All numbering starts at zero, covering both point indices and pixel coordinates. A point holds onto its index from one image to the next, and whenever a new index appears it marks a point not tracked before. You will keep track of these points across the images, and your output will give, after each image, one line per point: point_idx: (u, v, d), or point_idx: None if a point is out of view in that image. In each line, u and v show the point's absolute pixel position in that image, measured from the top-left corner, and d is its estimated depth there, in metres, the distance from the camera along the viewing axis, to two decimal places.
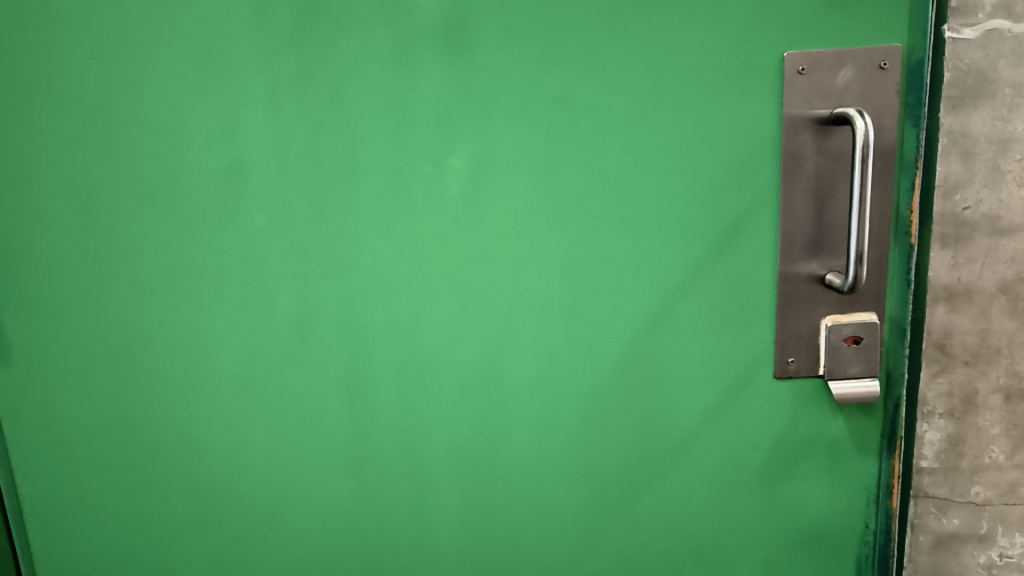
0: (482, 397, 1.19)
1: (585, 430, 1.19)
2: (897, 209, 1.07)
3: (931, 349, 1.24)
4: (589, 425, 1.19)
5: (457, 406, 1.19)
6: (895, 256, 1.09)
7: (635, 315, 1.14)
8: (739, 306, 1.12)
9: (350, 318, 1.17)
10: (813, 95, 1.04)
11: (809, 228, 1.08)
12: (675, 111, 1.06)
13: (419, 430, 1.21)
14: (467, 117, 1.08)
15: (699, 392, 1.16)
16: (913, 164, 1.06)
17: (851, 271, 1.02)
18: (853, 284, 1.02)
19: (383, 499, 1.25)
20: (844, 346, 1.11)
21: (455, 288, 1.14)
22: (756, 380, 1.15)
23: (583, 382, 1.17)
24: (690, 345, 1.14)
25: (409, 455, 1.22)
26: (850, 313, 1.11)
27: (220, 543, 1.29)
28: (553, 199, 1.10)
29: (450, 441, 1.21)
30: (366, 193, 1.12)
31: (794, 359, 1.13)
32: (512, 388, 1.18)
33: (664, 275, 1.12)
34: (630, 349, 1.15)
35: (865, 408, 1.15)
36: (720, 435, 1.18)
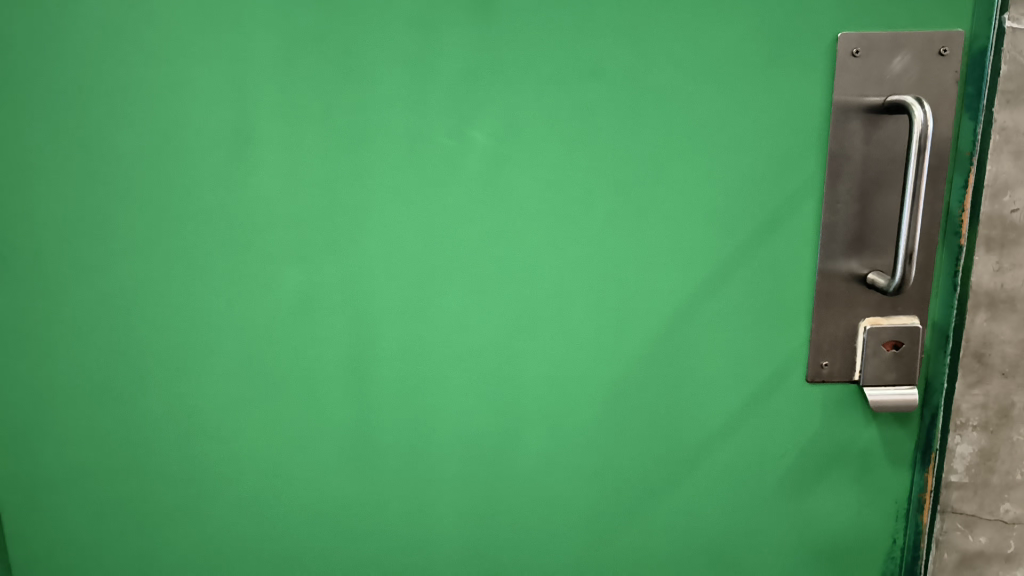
0: (496, 389, 1.12)
1: (604, 428, 1.12)
2: (947, 207, 1.01)
3: (967, 358, 1.18)
4: (607, 424, 1.12)
5: (469, 397, 1.12)
6: (941, 256, 1.03)
7: (662, 309, 1.07)
8: (774, 304, 1.06)
9: (360, 299, 1.09)
10: (865, 81, 0.97)
11: (853, 223, 1.02)
12: (717, 91, 0.99)
13: (427, 421, 1.14)
14: (494, 89, 1.01)
15: (726, 393, 1.10)
16: (968, 159, 1.00)
17: (898, 270, 0.96)
18: (899, 285, 0.96)
19: (386, 493, 1.18)
20: (882, 351, 1.05)
21: (473, 271, 1.07)
22: (786, 383, 1.09)
23: (603, 378, 1.10)
24: (719, 343, 1.08)
25: (416, 446, 1.15)
26: (890, 316, 1.05)
27: (211, 533, 1.22)
28: (582, 182, 1.03)
29: (460, 434, 1.14)
30: (383, 165, 1.04)
31: (829, 362, 1.07)
32: (527, 381, 1.11)
33: (696, 267, 1.05)
34: (656, 345, 1.08)
35: (900, 418, 1.08)
36: (746, 439, 1.11)
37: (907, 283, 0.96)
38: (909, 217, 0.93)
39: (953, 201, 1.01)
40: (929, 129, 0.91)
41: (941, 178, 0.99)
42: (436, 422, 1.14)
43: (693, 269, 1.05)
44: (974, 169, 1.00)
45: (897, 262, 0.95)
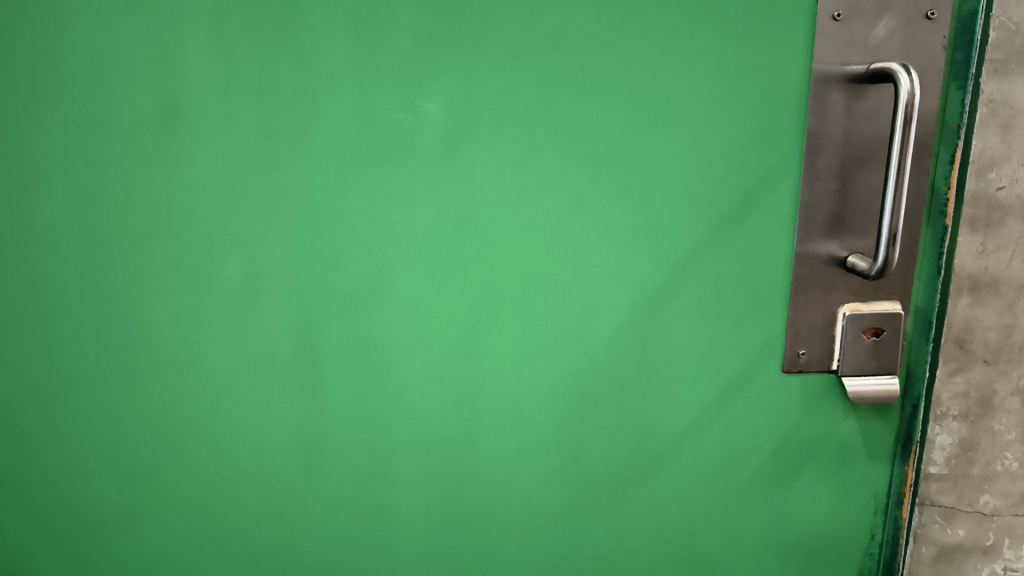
0: (451, 382, 1.03)
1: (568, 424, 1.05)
2: (932, 185, 0.94)
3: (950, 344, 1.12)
4: (573, 418, 1.04)
5: (422, 392, 1.04)
6: (925, 237, 0.96)
7: (630, 296, 0.99)
8: (749, 289, 0.99)
9: (301, 286, 1.00)
10: (847, 47, 0.90)
11: (833, 203, 0.94)
12: (689, 58, 0.91)
13: (378, 418, 1.05)
14: (446, 54, 0.92)
15: (697, 385, 1.03)
16: (955, 132, 0.93)
17: (881, 252, 0.89)
18: (883, 268, 0.89)
19: (336, 496, 1.09)
20: (862, 338, 0.99)
21: (425, 256, 0.98)
22: (761, 374, 1.02)
23: (567, 370, 1.02)
24: (692, 332, 1.00)
25: (366, 445, 1.07)
26: (871, 301, 0.98)
27: (145, 543, 1.12)
28: (543, 158, 0.94)
29: (413, 431, 1.06)
30: (325, 139, 0.95)
31: (806, 351, 1.00)
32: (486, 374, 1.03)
33: (667, 250, 0.97)
34: (622, 334, 1.00)
35: (881, 409, 1.02)
36: (718, 433, 1.04)
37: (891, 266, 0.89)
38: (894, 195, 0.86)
39: (939, 178, 0.94)
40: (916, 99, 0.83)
41: (927, 153, 0.93)
42: (388, 419, 1.05)
43: (664, 252, 0.97)
44: (962, 144, 0.93)
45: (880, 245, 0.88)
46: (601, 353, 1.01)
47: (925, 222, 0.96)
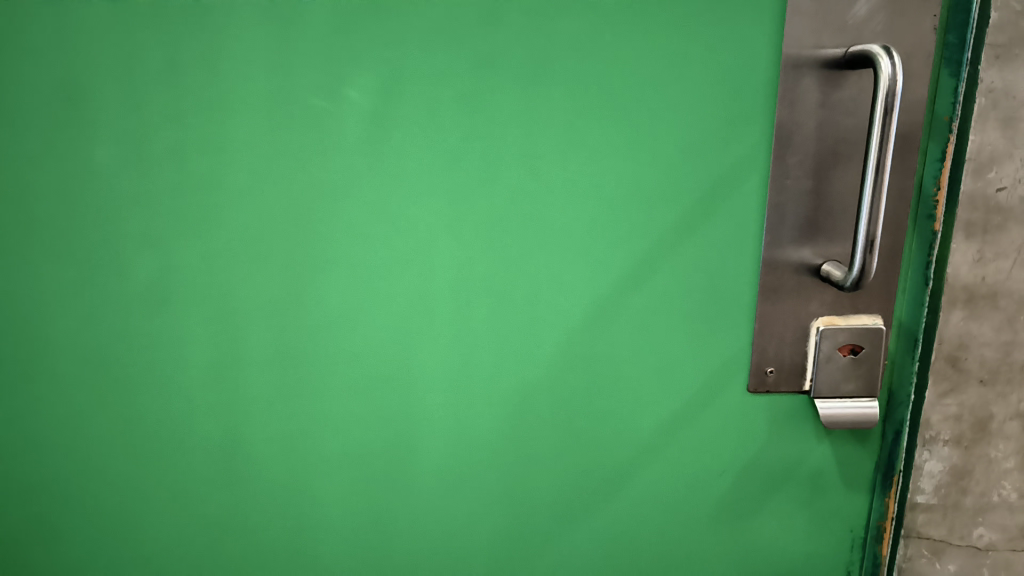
0: (383, 396, 0.94)
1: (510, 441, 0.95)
2: (919, 185, 0.83)
3: (942, 362, 1.01)
4: (516, 436, 0.95)
5: (352, 406, 0.94)
6: (912, 244, 0.85)
7: (578, 304, 0.89)
8: (711, 299, 0.88)
9: (218, 291, 0.90)
10: (822, 27, 0.79)
11: (806, 204, 0.84)
12: (643, 37, 0.80)
13: (304, 432, 0.96)
14: (371, 33, 0.81)
15: (654, 403, 0.92)
16: (947, 125, 0.82)
17: (857, 261, 0.78)
18: (858, 280, 0.78)
19: (261, 516, 1.00)
20: (838, 356, 0.88)
21: (351, 257, 0.88)
22: (725, 392, 0.91)
23: (511, 385, 0.93)
24: (647, 345, 0.90)
25: (292, 463, 0.97)
26: (848, 315, 0.87)
27: (57, 559, 1.04)
28: (481, 150, 0.84)
29: (343, 448, 0.96)
30: (238, 128, 0.84)
31: (774, 369, 0.90)
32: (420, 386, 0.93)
33: (618, 254, 0.87)
34: (570, 346, 0.91)
35: (859, 435, 0.92)
36: (677, 457, 0.94)
37: (869, 277, 0.78)
38: (872, 197, 0.76)
39: (928, 177, 0.83)
40: (899, 86, 0.72)
41: (914, 149, 0.81)
42: (314, 435, 0.96)
43: (615, 255, 0.87)
44: (954, 139, 0.82)
45: (857, 253, 0.78)
46: (546, 364, 0.92)
47: (910, 227, 0.84)
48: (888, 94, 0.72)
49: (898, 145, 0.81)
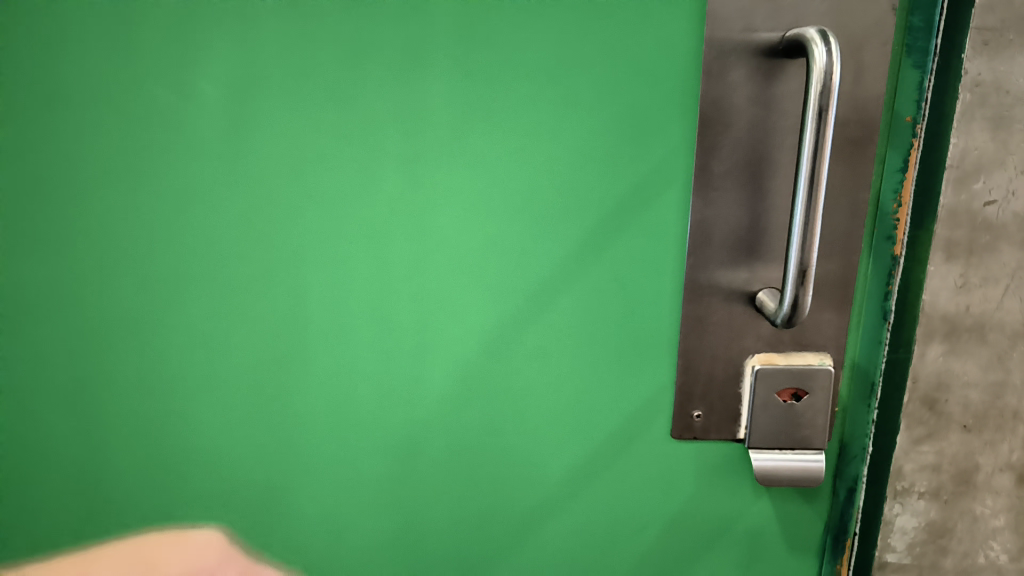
0: (250, 439, 0.79)
1: (402, 496, 0.82)
2: (874, 201, 0.69)
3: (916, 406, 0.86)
4: (410, 489, 0.81)
5: (216, 452, 0.80)
6: (868, 270, 0.71)
7: (471, 333, 0.76)
8: (627, 330, 0.75)
9: (52, 312, 0.76)
10: (753, 7, 0.65)
11: (735, 220, 0.70)
12: (538, 20, 0.67)
13: (161, 485, 0.81)
14: (220, 12, 0.69)
15: (563, 449, 0.79)
16: (910, 128, 0.67)
17: (788, 293, 0.64)
18: (790, 316, 0.64)
19: None
20: (776, 401, 0.74)
21: (209, 275, 0.75)
22: (645, 438, 0.77)
23: (396, 424, 0.79)
24: (553, 384, 0.77)
25: (145, 517, 0.82)
26: (790, 352, 0.73)
27: None
28: (353, 151, 0.71)
29: (206, 501, 0.81)
30: (71, 120, 0.71)
31: (701, 413, 0.76)
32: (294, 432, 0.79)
33: (515, 276, 0.74)
34: (464, 381, 0.77)
35: (806, 493, 0.77)
36: (591, 511, 0.80)
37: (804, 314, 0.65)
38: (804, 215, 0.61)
39: (886, 193, 0.68)
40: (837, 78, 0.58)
41: (868, 157, 0.67)
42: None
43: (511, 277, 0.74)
44: (917, 144, 0.67)
45: (788, 284, 0.63)
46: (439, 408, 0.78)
47: (866, 252, 0.70)
48: (823, 87, 0.58)
49: (848, 153, 0.67)
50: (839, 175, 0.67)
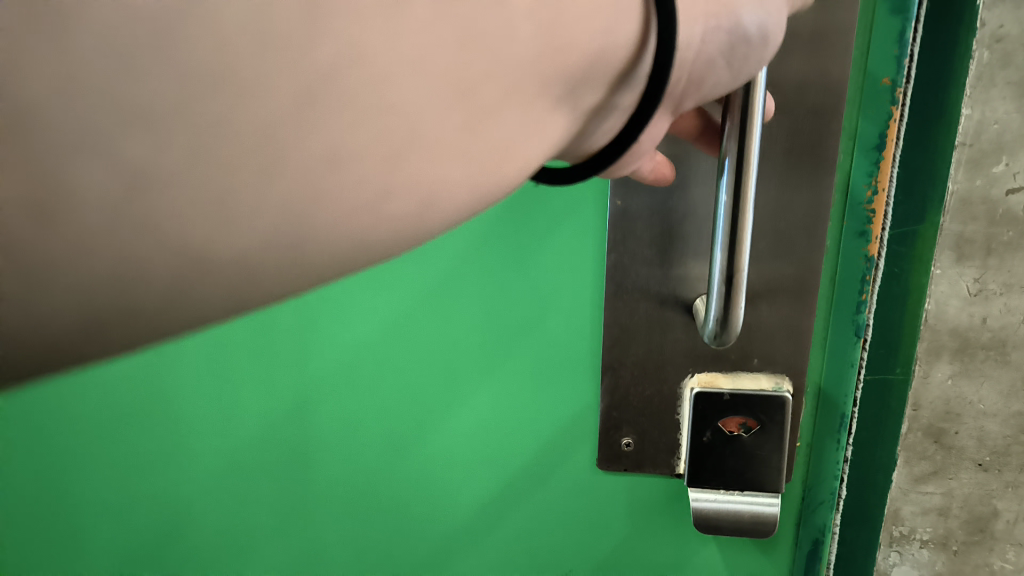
0: (131, 436, 0.73)
1: (306, 515, 0.74)
2: (842, 187, 0.55)
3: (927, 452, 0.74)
4: (310, 502, 0.73)
5: (100, 448, 0.75)
6: (835, 273, 0.57)
7: (361, 337, 0.65)
8: (539, 339, 0.63)
9: None
10: None
11: (659, 209, 0.57)
12: None
13: (52, 474, 0.77)
14: None
15: (472, 471, 0.68)
16: (890, 93, 0.52)
17: (717, 305, 0.52)
18: (719, 334, 0.53)
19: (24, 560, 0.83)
20: (720, 434, 0.60)
21: None
22: (566, 463, 0.66)
23: (284, 432, 0.70)
24: (463, 402, 0.66)
25: (42, 503, 0.79)
26: (736, 374, 0.60)
27: None
28: None
29: (99, 492, 0.77)
30: None
31: (632, 442, 0.63)
32: (188, 435, 0.72)
33: (410, 278, 0.63)
34: (357, 390, 0.68)
35: (761, 542, 0.65)
36: (508, 538, 0.70)
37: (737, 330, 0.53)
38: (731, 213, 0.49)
39: (857, 178, 0.55)
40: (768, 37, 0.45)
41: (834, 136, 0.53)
42: (69, 479, 0.77)
43: (405, 280, 0.63)
44: (899, 117, 0.53)
45: (715, 293, 0.52)
46: (340, 420, 0.69)
47: (836, 251, 0.57)
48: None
49: (807, 129, 0.53)
50: (796, 159, 0.54)
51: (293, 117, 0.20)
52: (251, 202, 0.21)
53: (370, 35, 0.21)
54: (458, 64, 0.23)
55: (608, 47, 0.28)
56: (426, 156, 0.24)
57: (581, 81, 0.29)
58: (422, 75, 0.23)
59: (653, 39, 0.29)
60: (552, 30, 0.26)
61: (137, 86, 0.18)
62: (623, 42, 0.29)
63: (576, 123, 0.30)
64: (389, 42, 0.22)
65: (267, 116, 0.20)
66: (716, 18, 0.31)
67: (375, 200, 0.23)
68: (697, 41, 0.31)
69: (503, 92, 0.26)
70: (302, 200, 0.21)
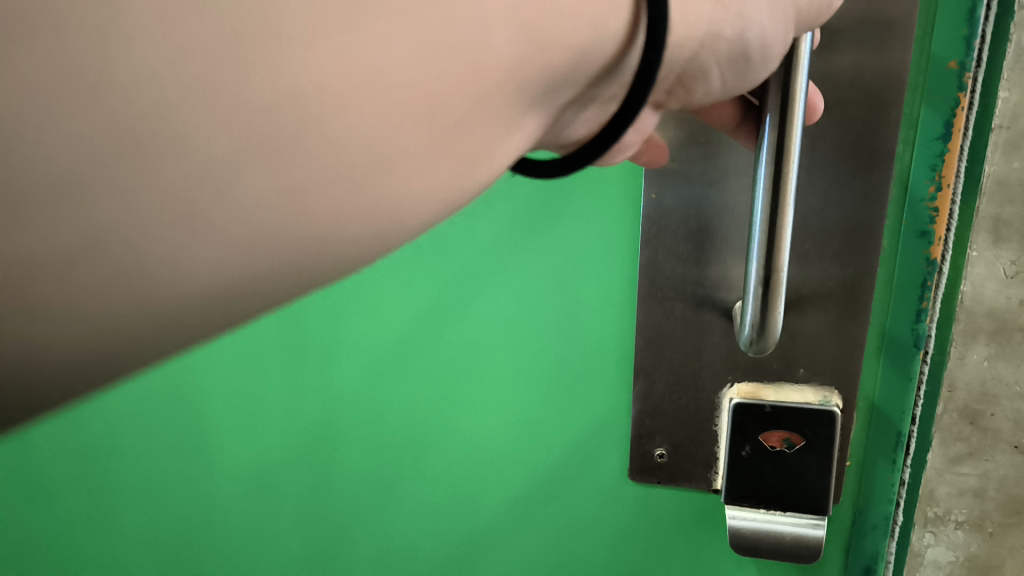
0: (160, 430, 0.73)
1: (326, 517, 0.72)
2: (900, 182, 0.50)
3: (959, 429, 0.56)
4: (334, 500, 0.71)
5: (130, 441, 0.75)
6: (891, 278, 0.52)
7: (385, 335, 0.64)
8: (567, 342, 0.60)
9: None
10: None
11: (694, 205, 0.53)
12: None
13: (84, 466, 0.77)
14: None
15: (498, 475, 0.66)
16: (957, 77, 0.47)
17: (751, 311, 0.49)
18: (754, 341, 0.50)
19: (59, 549, 0.83)
20: (760, 448, 0.56)
21: None
22: (595, 472, 0.63)
23: (309, 428, 0.69)
24: (487, 405, 0.64)
25: (75, 494, 0.79)
26: (780, 385, 0.56)
27: None
28: None
29: (129, 485, 0.77)
30: None
31: (666, 454, 0.59)
32: (211, 432, 0.72)
33: (433, 273, 0.61)
34: (381, 389, 0.66)
35: (806, 566, 0.60)
36: (535, 546, 0.67)
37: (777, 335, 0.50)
38: (769, 210, 0.46)
39: (919, 171, 0.49)
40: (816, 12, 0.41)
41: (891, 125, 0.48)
42: (100, 471, 0.77)
43: (428, 275, 0.61)
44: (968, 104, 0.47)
45: (750, 295, 0.49)
46: (362, 420, 0.67)
47: (894, 254, 0.52)
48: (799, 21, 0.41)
49: (861, 116, 0.48)
50: (847, 150, 0.49)
51: (277, 135, 0.20)
52: (242, 237, 0.21)
53: (352, 39, 0.21)
54: (445, 62, 0.23)
55: (596, 42, 0.26)
56: (399, 151, 0.23)
57: (568, 82, 0.27)
58: (423, 85, 0.22)
59: (641, 38, 0.27)
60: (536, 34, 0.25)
61: (118, 153, 0.18)
62: (613, 40, 0.27)
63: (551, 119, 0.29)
64: (378, 47, 0.21)
65: (257, 131, 0.20)
66: (720, 22, 0.29)
67: (370, 204, 0.23)
68: (691, 45, 0.29)
69: (488, 92, 0.24)
70: (287, 241, 0.22)
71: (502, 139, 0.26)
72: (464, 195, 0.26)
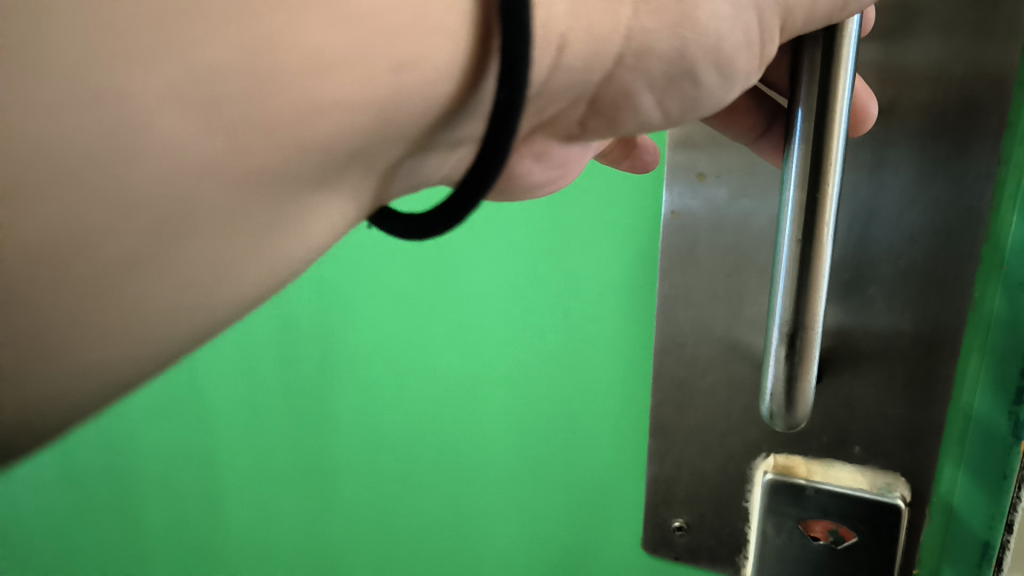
0: (170, 437, 0.71)
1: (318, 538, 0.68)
2: (1001, 217, 0.38)
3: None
4: (337, 525, 0.66)
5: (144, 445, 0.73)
6: (985, 344, 0.40)
7: (382, 351, 0.58)
8: (575, 378, 0.52)
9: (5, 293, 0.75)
10: None
11: (722, 232, 0.44)
12: None
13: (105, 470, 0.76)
14: None
15: (503, 517, 0.58)
16: None
17: (774, 371, 0.36)
18: (778, 412, 0.37)
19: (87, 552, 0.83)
20: (798, 539, 0.44)
21: None
22: (609, 527, 0.54)
23: (309, 446, 0.65)
24: (488, 438, 0.57)
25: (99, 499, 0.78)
26: (827, 460, 0.44)
27: None
28: None
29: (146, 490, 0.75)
30: None
31: (684, 526, 0.49)
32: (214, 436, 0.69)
33: (429, 283, 0.54)
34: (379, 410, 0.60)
35: None
36: None
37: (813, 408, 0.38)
38: (797, 240, 0.34)
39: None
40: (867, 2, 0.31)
41: (985, 145, 0.36)
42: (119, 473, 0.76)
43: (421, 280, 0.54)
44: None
45: (770, 353, 0.36)
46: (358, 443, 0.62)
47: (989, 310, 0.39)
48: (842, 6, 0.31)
49: (943, 134, 0.37)
50: (921, 175, 0.38)
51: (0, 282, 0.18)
52: None
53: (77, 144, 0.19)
54: (217, 129, 0.21)
55: (415, 99, 0.25)
56: (238, 219, 0.23)
57: (391, 138, 0.25)
58: (180, 180, 0.20)
59: (489, 84, 0.25)
60: (327, 105, 0.23)
61: None
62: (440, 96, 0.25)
63: (379, 175, 0.27)
64: (102, 166, 0.19)
65: (95, 240, 0.19)
66: (654, 34, 0.23)
67: (139, 322, 0.21)
68: (606, 67, 0.24)
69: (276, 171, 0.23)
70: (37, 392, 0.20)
71: (306, 204, 0.25)
72: (262, 276, 0.25)
